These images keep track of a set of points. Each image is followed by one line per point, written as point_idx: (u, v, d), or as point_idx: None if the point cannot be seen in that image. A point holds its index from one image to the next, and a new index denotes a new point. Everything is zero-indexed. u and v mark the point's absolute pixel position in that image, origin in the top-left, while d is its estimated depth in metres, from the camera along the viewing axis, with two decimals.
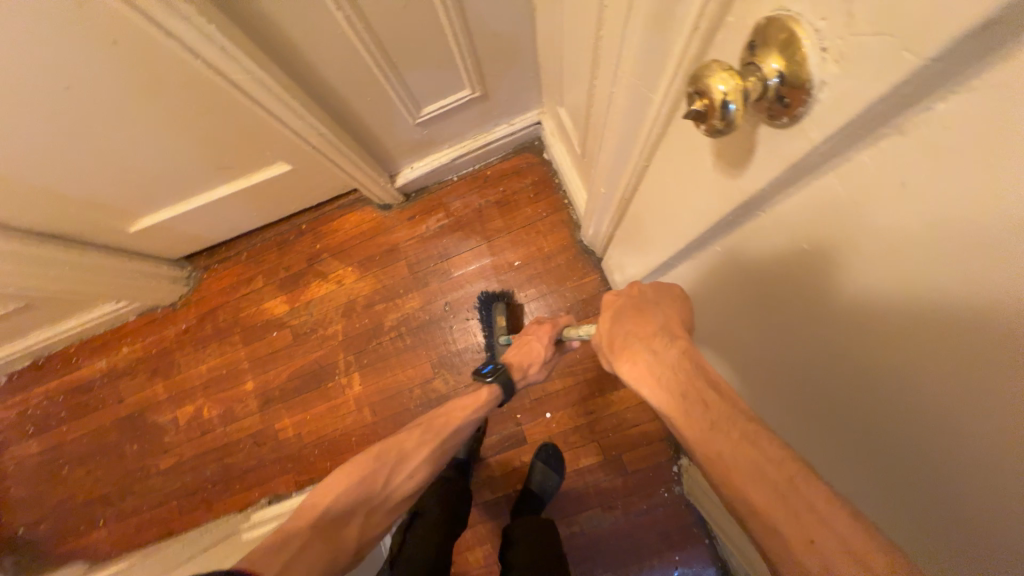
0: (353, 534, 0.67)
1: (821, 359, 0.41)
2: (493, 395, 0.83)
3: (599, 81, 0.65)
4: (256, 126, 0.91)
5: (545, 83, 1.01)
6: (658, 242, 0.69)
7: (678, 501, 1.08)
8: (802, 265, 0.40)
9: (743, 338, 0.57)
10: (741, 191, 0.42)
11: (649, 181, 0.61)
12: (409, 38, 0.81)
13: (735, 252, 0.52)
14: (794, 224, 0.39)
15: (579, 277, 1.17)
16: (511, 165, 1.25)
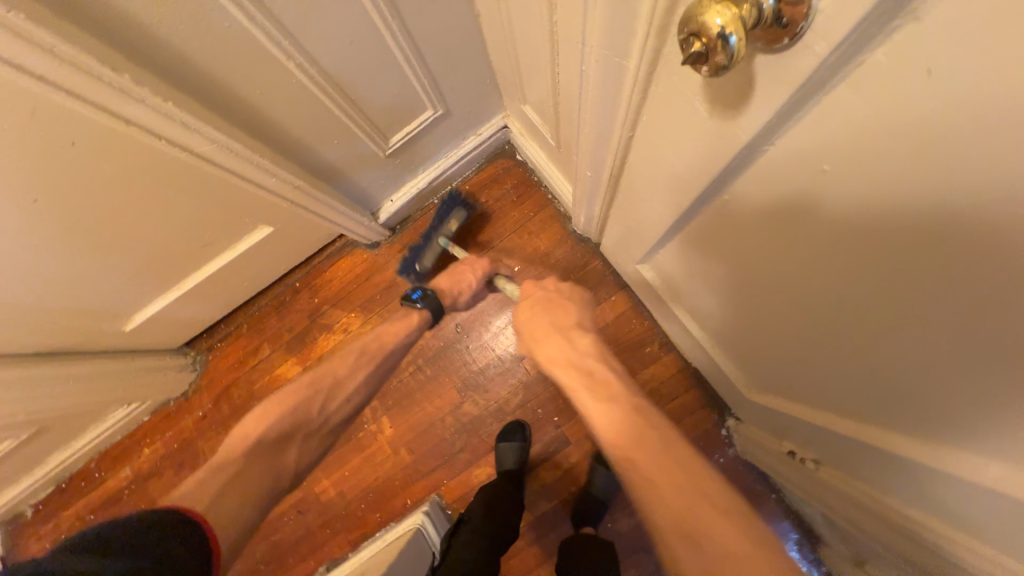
0: (292, 458, 0.71)
1: (867, 286, 0.36)
2: (422, 319, 0.89)
3: (562, 66, 0.56)
4: (236, 197, 0.82)
5: (505, 84, 0.91)
6: (657, 213, 0.60)
7: (736, 465, 0.99)
8: (844, 219, 0.33)
9: (793, 312, 0.49)
10: (743, 136, 0.34)
11: (637, 154, 0.52)
12: (361, 83, 0.73)
13: (745, 202, 0.43)
14: (802, 156, 0.33)
15: (581, 267, 1.10)
16: (487, 173, 1.16)
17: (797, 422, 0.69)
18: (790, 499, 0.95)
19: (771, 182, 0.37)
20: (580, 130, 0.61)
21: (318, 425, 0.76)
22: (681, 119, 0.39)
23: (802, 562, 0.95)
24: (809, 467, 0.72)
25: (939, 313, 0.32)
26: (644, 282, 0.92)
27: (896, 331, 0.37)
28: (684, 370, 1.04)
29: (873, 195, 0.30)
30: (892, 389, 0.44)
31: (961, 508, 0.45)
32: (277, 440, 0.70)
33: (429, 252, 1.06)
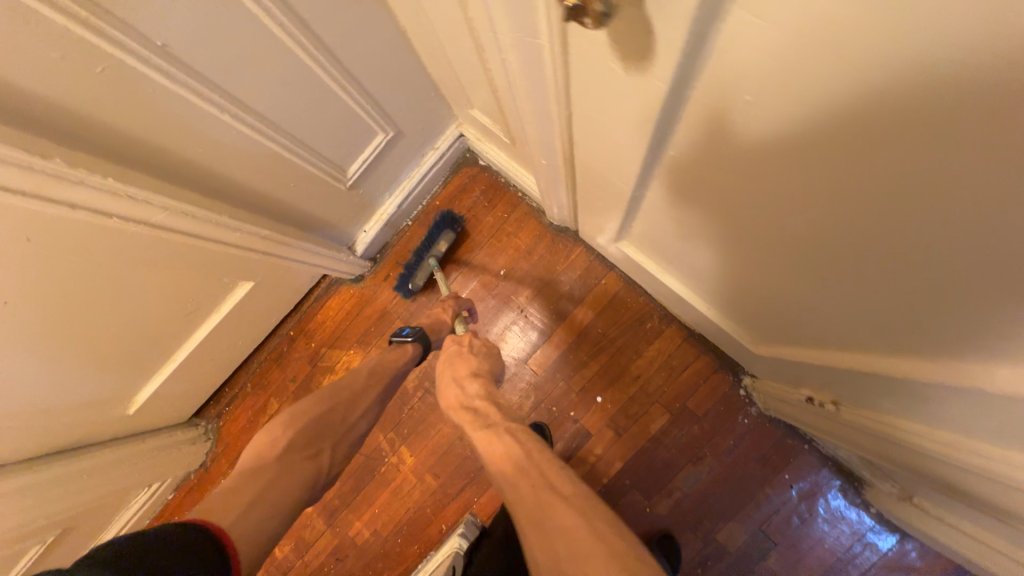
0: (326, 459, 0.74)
1: (840, 207, 0.35)
2: (414, 351, 0.88)
3: (488, 61, 0.56)
4: (208, 259, 0.82)
5: (449, 93, 0.90)
6: (616, 185, 0.59)
7: (762, 422, 0.97)
8: (792, 134, 0.32)
9: (766, 244, 0.48)
10: (661, 85, 0.33)
11: (579, 131, 0.51)
12: (304, 121, 0.73)
13: (692, 155, 0.42)
14: (725, 88, 0.32)
15: (565, 257, 1.09)
16: (454, 185, 1.16)
17: (806, 366, 0.67)
18: (824, 447, 0.93)
19: (713, 118, 0.36)
20: (522, 120, 0.61)
21: (343, 435, 0.78)
22: (603, 83, 0.38)
23: (850, 508, 0.92)
24: (829, 409, 0.70)
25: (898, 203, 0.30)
26: (629, 258, 0.91)
27: (863, 236, 0.36)
28: (689, 338, 1.02)
29: (804, 106, 0.29)
30: (886, 306, 0.42)
31: (990, 419, 0.43)
32: (309, 442, 0.73)
33: (420, 271, 1.10)
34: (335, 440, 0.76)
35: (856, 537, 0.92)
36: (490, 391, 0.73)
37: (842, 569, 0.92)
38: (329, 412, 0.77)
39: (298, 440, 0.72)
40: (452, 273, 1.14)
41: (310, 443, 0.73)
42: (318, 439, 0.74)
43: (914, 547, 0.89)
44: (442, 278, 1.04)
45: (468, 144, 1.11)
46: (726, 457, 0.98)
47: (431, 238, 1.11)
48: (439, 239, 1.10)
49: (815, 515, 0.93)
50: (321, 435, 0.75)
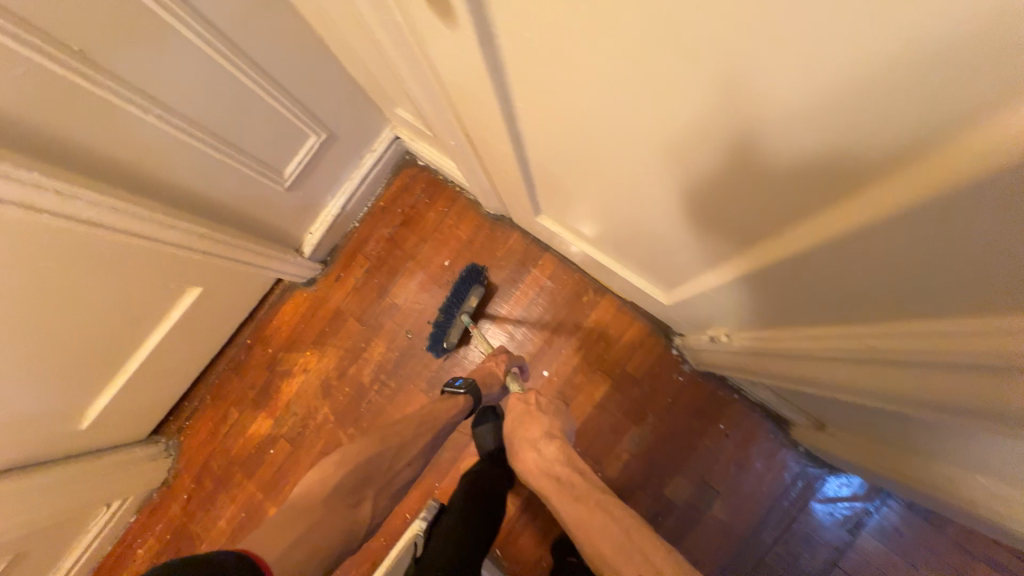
0: (367, 511, 0.72)
1: (711, 133, 0.36)
2: (466, 403, 0.88)
3: (379, 43, 0.64)
4: (151, 259, 0.86)
5: (374, 95, 0.98)
6: (503, 149, 0.67)
7: (695, 378, 1.03)
8: (581, 67, 0.38)
9: (654, 199, 0.52)
10: (471, 34, 0.42)
11: (456, 97, 0.60)
12: (232, 123, 0.79)
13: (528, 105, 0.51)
14: (517, 39, 0.41)
15: (503, 243, 1.16)
16: (396, 186, 1.23)
17: (699, 306, 0.74)
18: (751, 395, 0.99)
19: (534, 68, 0.43)
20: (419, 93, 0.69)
21: (387, 480, 0.77)
22: (443, 39, 0.46)
23: (781, 449, 0.98)
24: (723, 340, 0.78)
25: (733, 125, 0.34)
26: (553, 233, 0.97)
27: (767, 172, 0.36)
28: (622, 306, 1.09)
29: (556, 40, 0.37)
30: (741, 233, 0.47)
31: (807, 301, 0.50)
32: (351, 491, 0.71)
33: (453, 329, 1.08)
34: (380, 486, 0.75)
35: (791, 475, 0.97)
36: (568, 453, 0.78)
37: (780, 509, 0.96)
38: (379, 454, 0.76)
39: (347, 483, 0.72)
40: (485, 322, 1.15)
41: (358, 490, 0.72)
42: (365, 484, 0.73)
43: (839, 478, 0.95)
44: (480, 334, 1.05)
45: (405, 146, 1.19)
46: (665, 414, 1.03)
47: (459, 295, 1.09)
48: (468, 295, 1.09)
49: (752, 460, 0.98)
50: (370, 477, 0.74)
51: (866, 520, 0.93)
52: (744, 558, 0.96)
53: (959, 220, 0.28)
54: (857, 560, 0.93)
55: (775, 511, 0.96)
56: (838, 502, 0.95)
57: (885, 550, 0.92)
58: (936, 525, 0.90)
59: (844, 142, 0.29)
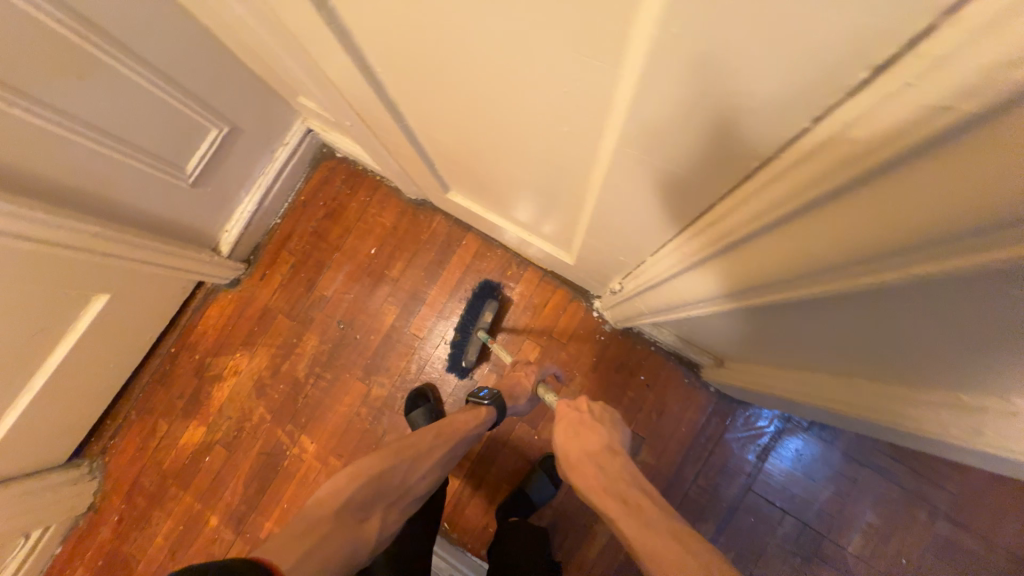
0: (373, 527, 0.69)
1: (534, 55, 0.37)
2: (490, 413, 0.91)
3: (247, 18, 0.65)
4: (53, 266, 0.81)
5: (276, 85, 0.97)
6: (386, 118, 0.70)
7: (616, 336, 1.10)
8: (402, 11, 0.42)
9: (510, 145, 0.57)
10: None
11: (330, 66, 0.63)
12: (115, 116, 0.76)
13: (384, 62, 0.54)
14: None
15: (427, 226, 1.19)
16: (315, 180, 1.23)
17: (592, 260, 0.81)
18: (665, 345, 1.07)
19: (373, 17, 0.46)
20: (298, 63, 0.71)
21: (397, 495, 0.75)
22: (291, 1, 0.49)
23: (696, 391, 1.07)
24: (618, 290, 0.83)
25: (516, 54, 0.38)
26: (467, 209, 1.01)
27: (591, 91, 0.37)
28: (545, 276, 1.14)
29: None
30: (577, 168, 0.52)
31: (646, 234, 0.57)
32: (358, 508, 0.69)
33: (470, 346, 1.09)
34: (389, 502, 0.73)
35: (708, 414, 1.05)
36: (624, 470, 0.70)
37: (699, 445, 1.05)
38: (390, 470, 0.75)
39: (356, 501, 0.69)
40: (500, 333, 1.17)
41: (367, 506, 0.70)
42: (375, 500, 0.71)
43: (746, 412, 1.04)
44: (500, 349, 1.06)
45: (319, 138, 1.20)
46: (591, 372, 1.10)
47: (476, 312, 1.11)
48: (484, 312, 1.10)
49: (670, 405, 1.07)
50: (380, 496, 0.72)
51: (774, 446, 1.03)
52: (671, 495, 1.04)
53: (669, 115, 0.34)
54: (767, 483, 1.02)
55: (695, 448, 1.05)
56: (748, 433, 1.04)
57: (789, 470, 1.02)
58: (830, 442, 1.01)
59: (581, 57, 0.34)
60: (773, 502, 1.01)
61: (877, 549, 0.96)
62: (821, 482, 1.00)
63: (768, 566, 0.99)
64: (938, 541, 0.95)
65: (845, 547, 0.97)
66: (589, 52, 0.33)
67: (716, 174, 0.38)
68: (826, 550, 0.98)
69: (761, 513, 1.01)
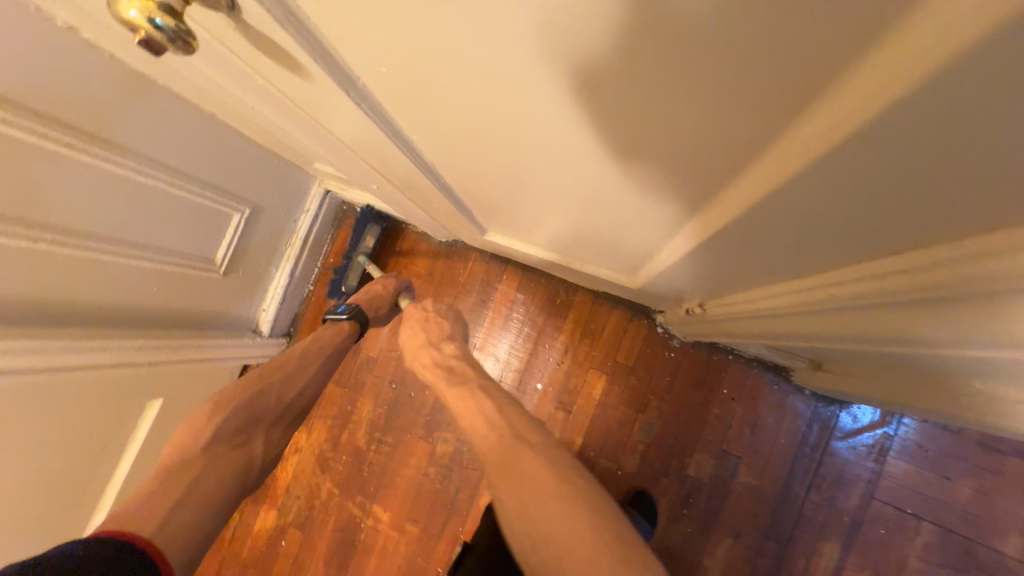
0: (259, 448, 0.75)
1: (661, 121, 0.30)
2: (348, 332, 0.91)
3: (249, 101, 0.61)
4: (109, 385, 0.79)
5: (289, 156, 0.93)
6: (416, 177, 0.64)
7: (687, 350, 1.00)
8: (463, 86, 0.35)
9: (578, 194, 0.49)
10: (331, 86, 0.40)
11: (353, 137, 0.57)
12: (138, 223, 0.73)
13: (424, 133, 0.48)
14: (388, 79, 0.38)
15: (461, 266, 1.13)
16: (341, 239, 1.19)
17: (666, 285, 0.72)
18: (744, 352, 0.96)
19: (417, 92, 0.39)
20: (309, 133, 0.66)
21: (277, 414, 0.80)
22: (313, 93, 0.43)
23: (789, 397, 0.95)
24: (698, 312, 0.74)
25: (626, 110, 0.30)
26: (502, 245, 0.94)
27: (733, 149, 0.30)
28: (597, 299, 1.05)
29: (428, 71, 0.35)
30: (674, 212, 0.44)
31: (754, 270, 0.48)
32: (233, 437, 0.72)
33: (351, 271, 1.13)
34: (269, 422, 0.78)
35: (805, 420, 0.94)
36: None
37: (803, 456, 0.94)
38: (259, 395, 0.77)
39: (224, 428, 0.71)
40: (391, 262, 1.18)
41: (243, 431, 0.74)
42: (250, 425, 0.75)
43: (852, 410, 0.92)
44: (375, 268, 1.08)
45: (338, 197, 1.15)
46: (666, 394, 1.01)
47: (358, 234, 1.14)
48: (366, 235, 1.13)
49: (763, 416, 0.96)
50: (253, 419, 0.75)
51: (891, 445, 0.91)
52: (781, 515, 0.94)
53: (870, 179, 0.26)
54: (892, 487, 0.90)
55: (799, 460, 0.94)
56: (859, 436, 0.92)
57: (918, 470, 0.89)
58: (959, 433, 0.88)
59: (743, 107, 0.25)
60: (903, 508, 0.89)
61: None
62: (957, 479, 0.88)
63: None
64: None
65: (1003, 551, 0.85)
66: (758, 100, 0.24)
67: (904, 229, 0.29)
68: (980, 557, 0.86)
69: (891, 523, 0.90)
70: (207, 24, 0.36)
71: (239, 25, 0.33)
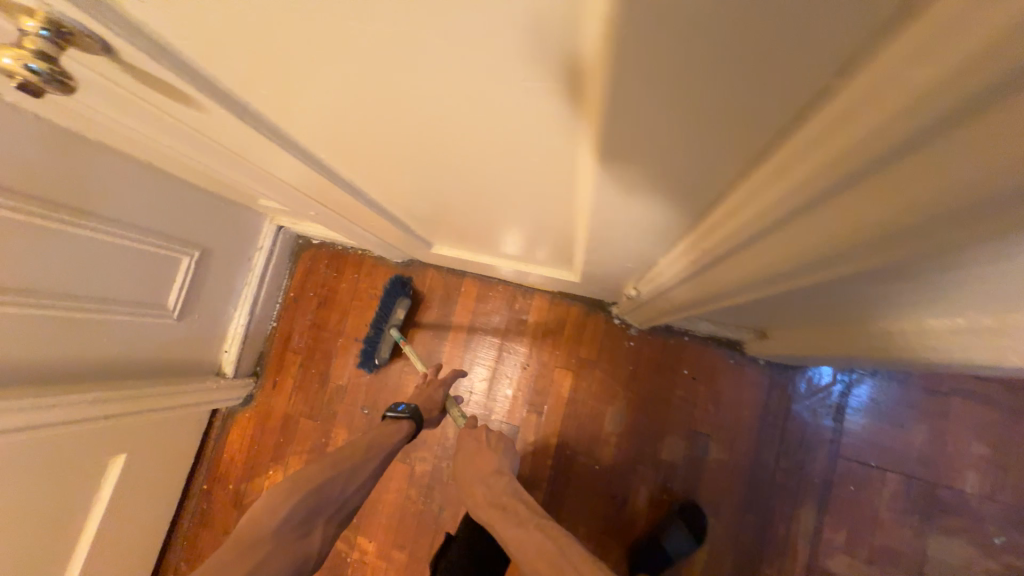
0: (317, 541, 0.74)
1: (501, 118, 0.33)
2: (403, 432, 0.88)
3: (170, 143, 0.63)
4: (69, 446, 0.78)
5: (233, 197, 0.95)
6: (342, 198, 0.67)
7: (645, 337, 1.03)
8: (340, 109, 0.38)
9: (482, 194, 0.53)
10: (229, 117, 0.42)
11: (273, 166, 0.60)
12: (81, 277, 0.74)
13: (332, 152, 0.51)
14: (279, 108, 0.41)
15: (420, 284, 1.15)
16: (299, 273, 1.21)
17: (598, 272, 0.75)
18: (698, 331, 1.00)
19: (308, 117, 0.42)
20: (235, 167, 0.68)
21: (337, 505, 0.78)
22: (217, 125, 0.46)
23: (745, 369, 0.99)
24: (635, 296, 0.78)
25: (464, 117, 0.34)
26: (452, 257, 0.97)
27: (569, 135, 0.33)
28: (553, 299, 1.08)
29: (306, 99, 0.37)
30: (560, 200, 0.47)
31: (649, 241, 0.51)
32: (299, 527, 0.72)
33: (383, 345, 1.08)
34: (329, 515, 0.76)
35: (765, 389, 0.98)
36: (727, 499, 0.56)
37: (769, 425, 0.97)
38: (328, 483, 0.77)
39: (290, 520, 0.71)
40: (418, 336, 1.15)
41: (307, 520, 0.73)
42: (314, 516, 0.74)
43: (804, 374, 0.96)
44: (414, 352, 1.02)
45: (291, 232, 1.17)
46: (631, 382, 1.03)
47: (386, 309, 1.10)
48: (396, 308, 1.09)
49: (724, 391, 0.99)
50: (319, 509, 0.75)
51: (847, 402, 0.94)
52: (756, 487, 0.96)
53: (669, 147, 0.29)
54: (854, 444, 0.93)
55: (765, 428, 0.97)
56: (816, 397, 0.95)
57: (874, 423, 0.93)
58: (905, 381, 0.92)
59: (546, 108, 0.29)
60: (868, 462, 0.92)
61: (998, 482, 0.87)
62: (911, 427, 0.91)
63: (887, 534, 0.90)
64: None
65: (964, 490, 0.88)
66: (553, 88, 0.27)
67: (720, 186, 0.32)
68: (944, 498, 0.89)
69: (859, 479, 0.92)
70: (98, 70, 0.38)
71: (122, 67, 0.35)
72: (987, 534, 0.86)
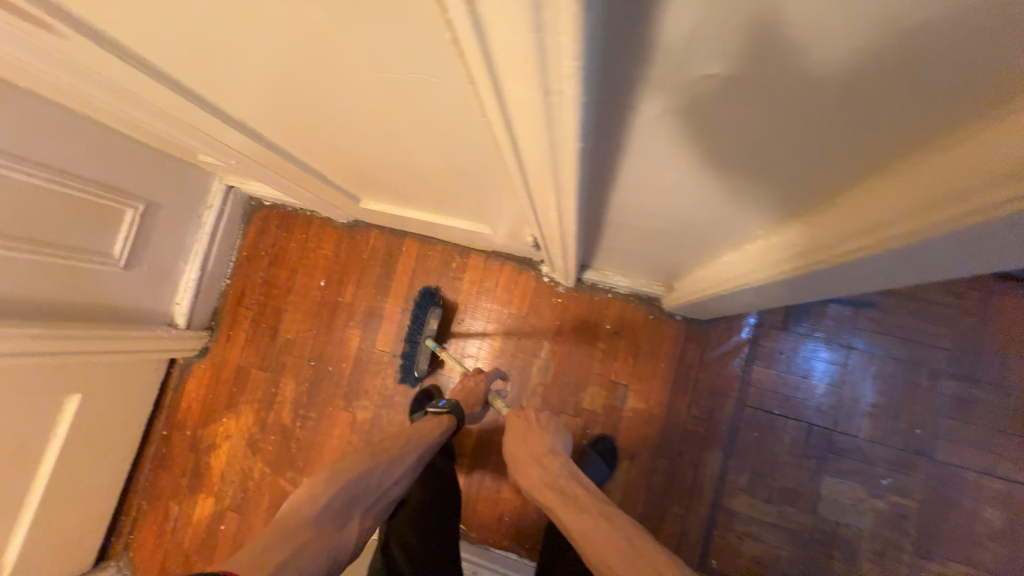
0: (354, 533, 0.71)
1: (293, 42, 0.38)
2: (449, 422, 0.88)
3: (85, 93, 0.69)
4: (22, 378, 0.85)
5: (175, 154, 1.01)
6: (249, 145, 0.73)
7: (571, 293, 1.09)
8: (181, 37, 0.43)
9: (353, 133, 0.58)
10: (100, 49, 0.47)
11: (174, 111, 0.65)
12: (28, 221, 0.79)
13: (212, 91, 0.56)
14: (137, 39, 0.46)
15: (364, 244, 1.20)
16: (251, 233, 1.27)
17: (498, 220, 0.80)
18: (620, 288, 1.05)
19: (168, 49, 0.46)
20: (148, 117, 0.74)
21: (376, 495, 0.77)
22: (97, 61, 0.51)
23: (663, 323, 1.04)
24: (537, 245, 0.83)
25: (267, 44, 0.39)
26: (383, 213, 1.02)
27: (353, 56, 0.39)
28: (488, 259, 1.14)
29: (149, 28, 0.43)
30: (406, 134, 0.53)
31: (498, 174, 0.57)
32: (338, 515, 0.71)
33: (420, 356, 1.07)
34: (366, 505, 0.75)
35: (682, 343, 1.03)
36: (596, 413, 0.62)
37: (684, 375, 1.02)
38: (369, 469, 0.77)
39: (333, 506, 0.71)
40: (451, 344, 1.13)
41: (347, 510, 0.72)
42: (355, 506, 0.73)
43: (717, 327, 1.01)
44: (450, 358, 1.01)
45: (240, 193, 1.23)
46: (558, 337, 1.08)
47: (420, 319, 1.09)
48: (429, 318, 1.08)
49: (643, 344, 1.05)
50: (358, 500, 0.74)
51: (757, 354, 0.99)
52: (669, 432, 1.02)
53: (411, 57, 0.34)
54: (759, 392, 0.99)
55: (680, 379, 1.02)
56: (728, 350, 1.01)
57: (779, 373, 0.98)
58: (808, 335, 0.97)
59: (308, 26, 0.34)
60: (772, 410, 0.98)
61: (888, 427, 0.93)
62: (813, 377, 0.97)
63: (786, 477, 0.96)
64: (945, 400, 0.92)
65: (857, 434, 0.94)
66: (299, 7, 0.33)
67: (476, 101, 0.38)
68: (839, 443, 0.94)
69: (762, 427, 0.98)
70: None
71: None
72: (876, 475, 0.92)
